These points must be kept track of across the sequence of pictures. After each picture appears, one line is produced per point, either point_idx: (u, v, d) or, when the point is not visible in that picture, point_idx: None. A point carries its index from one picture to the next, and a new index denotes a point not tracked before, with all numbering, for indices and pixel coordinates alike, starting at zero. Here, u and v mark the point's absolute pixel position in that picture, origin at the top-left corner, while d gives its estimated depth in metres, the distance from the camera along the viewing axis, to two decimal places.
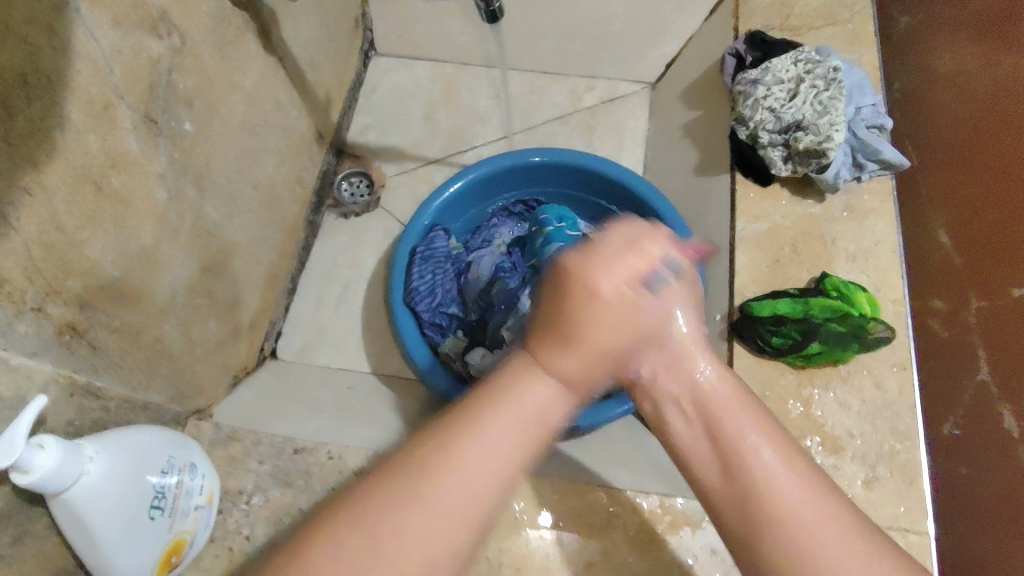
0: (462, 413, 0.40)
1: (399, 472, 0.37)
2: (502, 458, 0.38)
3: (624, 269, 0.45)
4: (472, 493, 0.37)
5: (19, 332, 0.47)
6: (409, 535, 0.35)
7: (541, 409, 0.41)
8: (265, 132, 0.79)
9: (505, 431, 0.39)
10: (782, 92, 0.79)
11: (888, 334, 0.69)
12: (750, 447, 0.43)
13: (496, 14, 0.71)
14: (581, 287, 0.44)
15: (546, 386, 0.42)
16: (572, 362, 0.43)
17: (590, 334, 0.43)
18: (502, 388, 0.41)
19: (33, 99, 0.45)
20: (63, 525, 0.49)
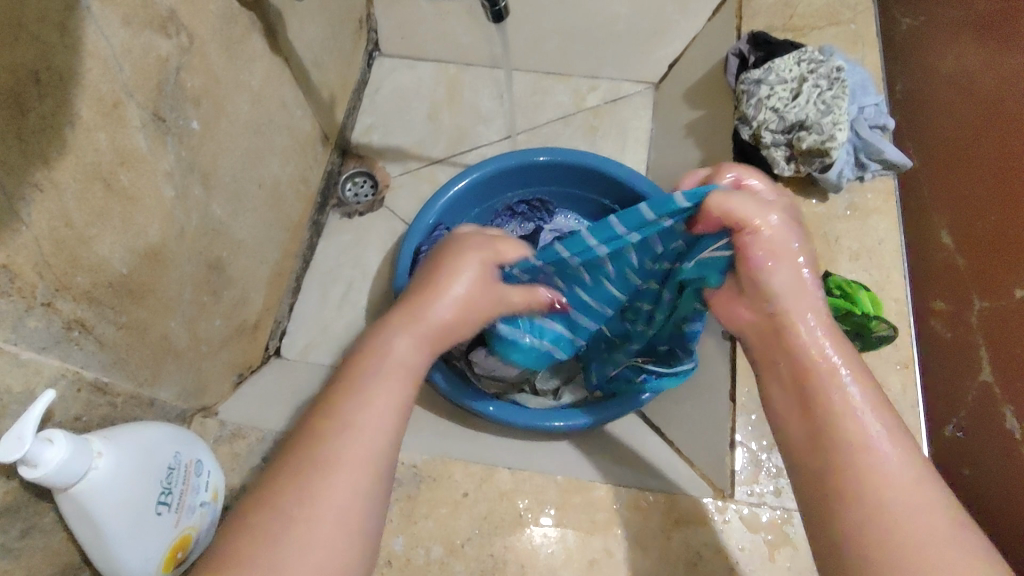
0: (341, 388, 0.48)
1: (292, 452, 0.45)
2: (383, 410, 0.47)
3: (481, 257, 0.57)
4: (363, 443, 0.45)
5: (29, 327, 0.47)
6: (321, 494, 0.42)
7: (406, 366, 0.50)
8: (270, 131, 0.80)
9: (380, 392, 0.48)
10: (785, 92, 0.79)
11: (892, 333, 0.68)
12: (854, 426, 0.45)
13: (502, 13, 0.71)
14: (443, 267, 0.56)
15: (403, 344, 0.51)
16: (422, 333, 0.52)
17: (434, 305, 0.53)
18: (368, 364, 0.49)
19: (45, 96, 0.46)
20: (73, 521, 0.49)
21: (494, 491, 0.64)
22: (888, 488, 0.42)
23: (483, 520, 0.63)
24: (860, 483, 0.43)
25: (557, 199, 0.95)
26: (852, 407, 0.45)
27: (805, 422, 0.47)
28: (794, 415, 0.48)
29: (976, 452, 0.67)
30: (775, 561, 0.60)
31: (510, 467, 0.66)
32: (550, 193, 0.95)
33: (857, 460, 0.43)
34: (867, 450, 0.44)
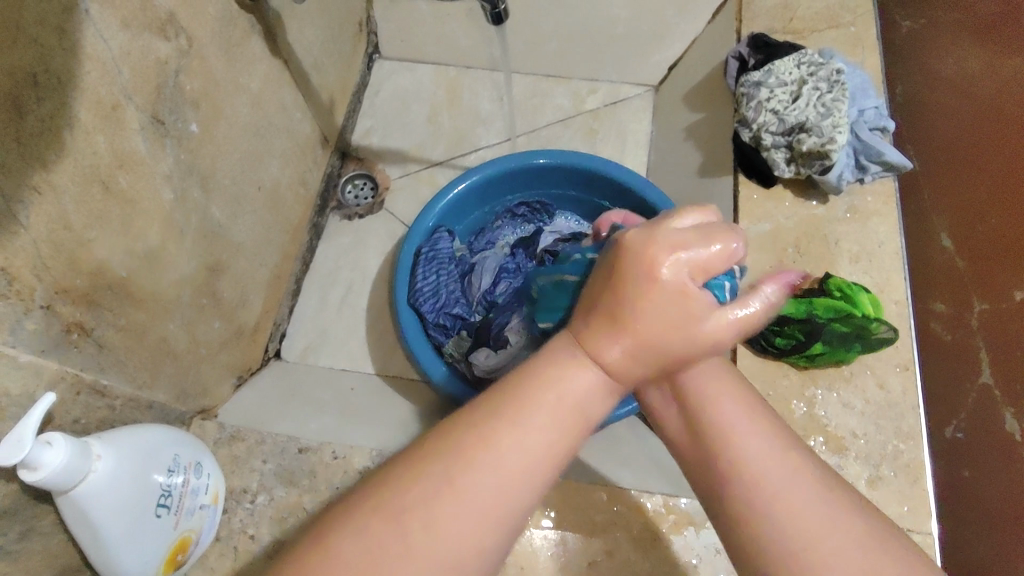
0: (497, 400, 0.40)
1: (426, 458, 0.38)
2: (537, 448, 0.38)
3: (689, 257, 0.40)
4: (507, 484, 0.38)
5: (28, 329, 0.47)
6: (444, 523, 0.36)
7: (580, 399, 0.40)
8: (269, 134, 0.80)
9: (536, 420, 0.39)
10: (785, 94, 0.79)
11: (892, 335, 0.69)
12: (725, 416, 0.42)
13: (502, 16, 0.71)
14: (635, 265, 0.40)
15: (589, 378, 0.40)
16: (625, 349, 0.40)
17: (635, 323, 0.39)
18: (541, 375, 0.40)
19: (43, 99, 0.46)
20: (71, 524, 0.49)
21: None
22: (771, 480, 0.39)
23: None
24: (735, 472, 0.40)
25: (557, 203, 0.96)
26: (715, 404, 0.42)
27: (680, 411, 0.44)
28: (672, 413, 0.45)
29: (976, 455, 0.67)
30: None
31: None
32: (551, 197, 0.95)
33: (729, 442, 0.41)
34: (729, 444, 0.41)
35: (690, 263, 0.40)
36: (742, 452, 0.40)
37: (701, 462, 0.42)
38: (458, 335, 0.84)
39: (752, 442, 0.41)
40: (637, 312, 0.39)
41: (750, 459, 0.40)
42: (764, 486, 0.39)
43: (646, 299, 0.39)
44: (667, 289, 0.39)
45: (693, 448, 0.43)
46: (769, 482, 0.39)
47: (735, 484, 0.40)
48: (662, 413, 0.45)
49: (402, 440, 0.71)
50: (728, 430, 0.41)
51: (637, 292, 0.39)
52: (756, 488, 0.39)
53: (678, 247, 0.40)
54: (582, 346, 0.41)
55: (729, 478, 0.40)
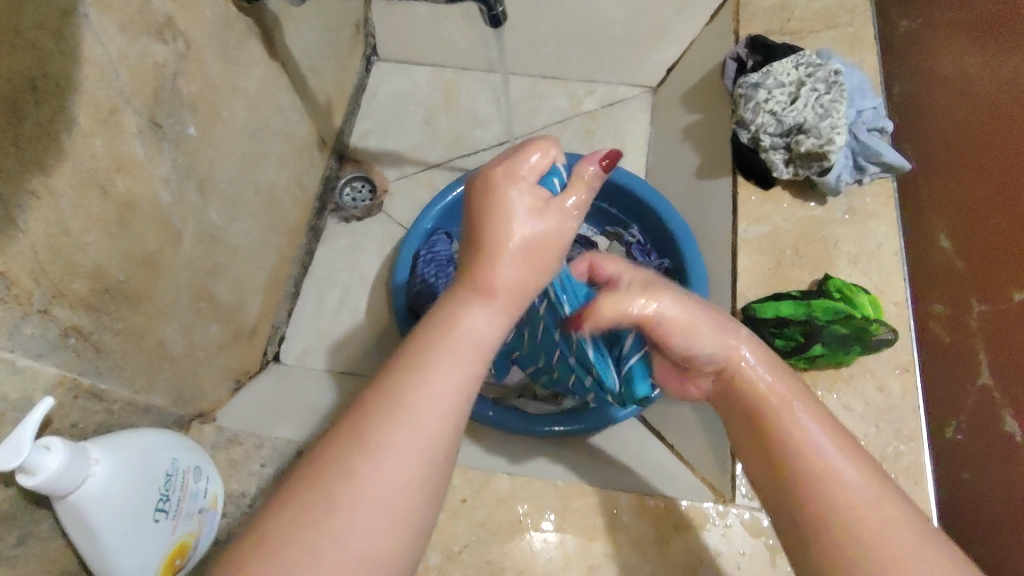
0: (403, 360, 0.42)
1: (345, 426, 0.40)
2: (444, 384, 0.41)
3: (522, 170, 0.47)
4: (423, 424, 0.39)
5: (25, 334, 0.47)
6: (364, 480, 0.38)
7: (478, 331, 0.43)
8: (267, 137, 0.79)
9: (442, 365, 0.41)
10: (782, 95, 0.79)
11: (890, 337, 0.68)
12: (811, 453, 0.44)
13: (499, 19, 0.71)
14: (484, 198, 0.46)
15: (475, 312, 0.43)
16: (507, 265, 0.44)
17: (497, 242, 0.44)
18: (439, 324, 0.43)
19: (41, 104, 0.46)
20: (68, 528, 0.49)
21: (492, 496, 0.64)
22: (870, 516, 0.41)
23: (481, 526, 0.63)
24: (835, 504, 0.42)
25: None
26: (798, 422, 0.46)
27: (760, 448, 0.47)
28: (751, 452, 0.48)
29: (977, 457, 0.67)
30: (776, 567, 0.60)
31: (509, 472, 0.66)
32: None
33: (830, 480, 0.43)
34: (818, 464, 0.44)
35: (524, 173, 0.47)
36: (833, 477, 0.43)
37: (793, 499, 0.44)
38: None
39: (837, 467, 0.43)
40: (496, 232, 0.45)
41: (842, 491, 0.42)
42: (862, 517, 0.41)
43: (492, 204, 0.45)
44: (512, 201, 0.45)
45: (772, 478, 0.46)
46: (875, 514, 0.41)
47: (836, 515, 0.42)
48: (742, 437, 0.49)
49: None
50: (809, 461, 0.44)
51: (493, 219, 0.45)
52: (850, 515, 0.41)
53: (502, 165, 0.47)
54: (466, 283, 0.45)
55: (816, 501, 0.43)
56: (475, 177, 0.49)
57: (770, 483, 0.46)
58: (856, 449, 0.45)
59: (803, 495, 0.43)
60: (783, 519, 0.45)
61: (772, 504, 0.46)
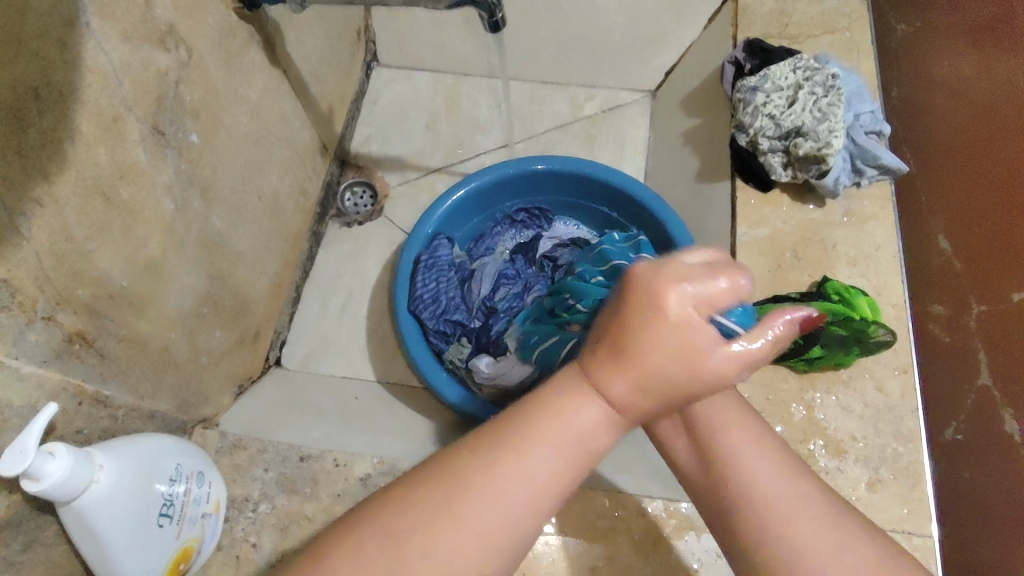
0: (505, 432, 0.43)
1: (426, 486, 0.42)
2: (535, 475, 0.41)
3: (703, 290, 0.39)
4: (504, 509, 0.41)
5: (30, 341, 0.47)
6: (460, 528, 0.40)
7: (587, 425, 0.42)
8: (269, 143, 0.80)
9: (542, 441, 0.42)
10: (781, 99, 0.80)
11: (888, 339, 0.69)
12: (745, 463, 0.46)
13: (498, 24, 0.71)
14: (644, 306, 0.39)
15: (589, 411, 0.42)
16: (625, 382, 0.40)
17: (636, 354, 0.39)
18: (548, 406, 0.42)
19: (45, 112, 0.46)
20: (74, 533, 0.49)
21: None
22: (776, 503, 0.44)
23: None
24: (747, 499, 0.45)
25: (556, 207, 0.96)
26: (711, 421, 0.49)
27: (687, 445, 0.50)
28: (679, 439, 0.51)
29: (979, 457, 0.67)
30: None
31: None
32: (549, 203, 0.95)
33: (740, 478, 0.46)
34: (727, 461, 0.47)
35: (694, 293, 0.39)
36: (736, 475, 0.46)
37: (721, 495, 0.46)
38: (459, 342, 0.85)
39: (760, 469, 0.46)
40: (636, 358, 0.39)
41: (767, 490, 0.44)
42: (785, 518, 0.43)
43: (654, 341, 0.39)
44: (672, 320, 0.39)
45: (702, 473, 0.48)
46: (780, 503, 0.44)
47: (754, 505, 0.44)
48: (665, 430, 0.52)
49: (402, 447, 0.71)
50: (737, 470, 0.46)
51: (656, 339, 0.39)
52: (777, 515, 0.43)
53: (677, 282, 0.39)
54: (586, 380, 0.42)
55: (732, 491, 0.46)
56: (637, 264, 0.42)
57: (700, 479, 0.49)
58: (777, 450, 0.47)
59: (731, 492, 0.46)
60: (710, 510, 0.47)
61: (698, 493, 0.49)
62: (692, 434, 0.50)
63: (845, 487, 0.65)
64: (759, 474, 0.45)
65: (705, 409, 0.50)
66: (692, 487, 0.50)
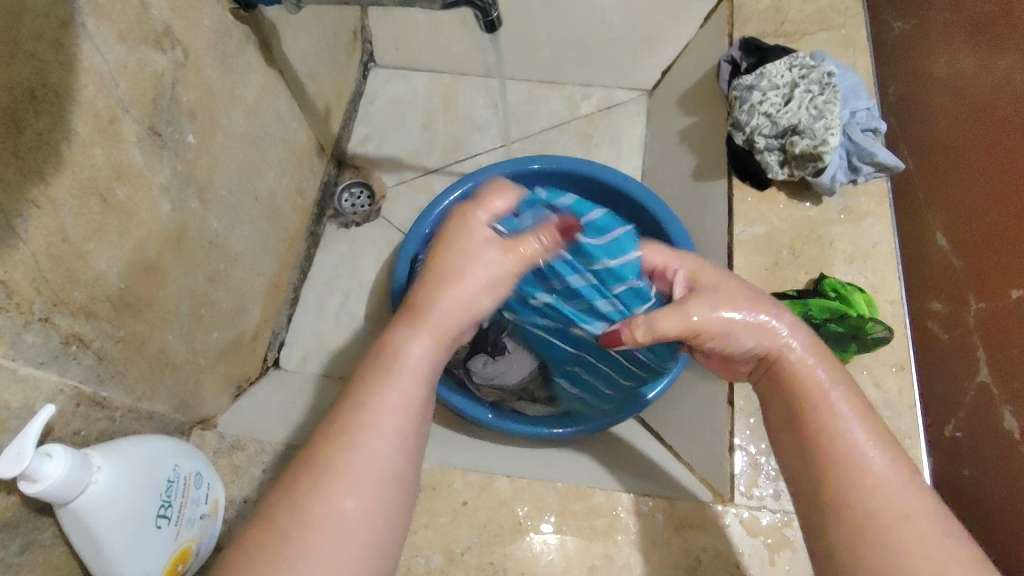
0: (358, 391, 0.44)
1: (301, 460, 0.42)
2: (395, 415, 0.43)
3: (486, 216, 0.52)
4: (379, 451, 0.42)
5: (27, 342, 0.47)
6: (331, 502, 0.40)
7: (419, 362, 0.46)
8: (265, 143, 0.80)
9: (387, 396, 0.44)
10: (777, 97, 0.80)
11: (887, 334, 0.69)
12: (845, 439, 0.44)
13: (494, 24, 0.71)
14: (449, 239, 0.51)
15: (417, 345, 0.46)
16: (447, 307, 0.48)
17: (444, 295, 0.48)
18: (384, 356, 0.46)
19: (41, 113, 0.46)
20: (71, 534, 0.49)
21: (492, 499, 0.64)
22: (882, 504, 0.41)
23: (483, 528, 0.63)
24: (856, 492, 0.42)
25: None
26: (829, 403, 0.46)
27: (796, 433, 0.47)
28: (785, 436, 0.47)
29: (978, 453, 0.67)
30: (775, 566, 0.60)
31: (509, 474, 0.66)
32: None
33: (852, 471, 0.43)
34: (847, 450, 0.43)
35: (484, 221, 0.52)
36: (854, 468, 0.43)
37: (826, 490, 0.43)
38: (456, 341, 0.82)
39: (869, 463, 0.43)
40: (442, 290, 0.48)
41: (861, 464, 0.43)
42: (882, 500, 0.41)
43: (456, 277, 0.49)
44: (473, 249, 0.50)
45: (804, 464, 0.45)
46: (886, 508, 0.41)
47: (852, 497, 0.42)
48: (777, 421, 0.49)
49: None
50: (851, 459, 0.43)
51: (457, 270, 0.49)
52: (870, 500, 0.41)
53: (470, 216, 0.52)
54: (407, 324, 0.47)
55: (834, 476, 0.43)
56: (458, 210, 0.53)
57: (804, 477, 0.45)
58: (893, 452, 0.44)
59: (830, 479, 0.43)
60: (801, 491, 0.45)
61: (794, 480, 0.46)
62: (800, 421, 0.46)
63: None
64: (873, 470, 0.43)
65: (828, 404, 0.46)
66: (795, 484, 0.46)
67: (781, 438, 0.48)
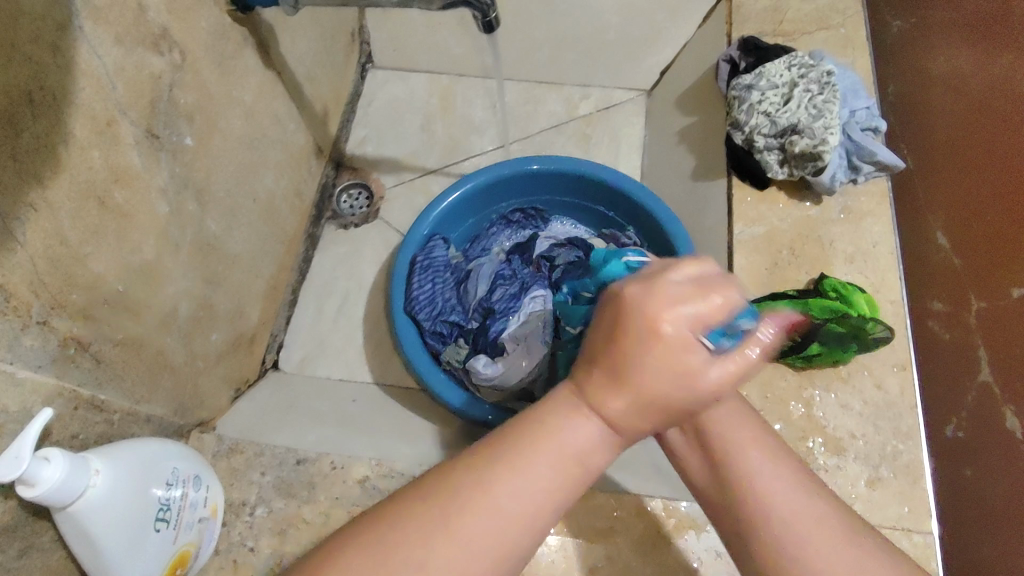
0: (503, 455, 0.40)
1: (413, 506, 0.39)
2: (529, 503, 0.39)
3: (691, 306, 0.37)
4: (498, 533, 0.38)
5: (25, 346, 0.47)
6: (432, 568, 0.37)
7: (579, 450, 0.40)
8: (264, 145, 0.80)
9: (531, 474, 0.39)
10: (776, 96, 0.80)
11: (888, 335, 0.69)
12: (741, 451, 0.46)
13: (493, 24, 0.71)
14: (636, 324, 0.38)
15: (588, 429, 0.40)
16: (627, 405, 0.39)
17: (634, 376, 0.38)
18: (542, 427, 0.40)
19: (38, 116, 0.46)
20: (69, 539, 0.49)
21: None
22: (777, 502, 0.43)
23: None
24: (753, 497, 0.44)
25: (555, 208, 0.95)
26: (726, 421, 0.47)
27: (702, 456, 0.48)
28: (694, 456, 0.49)
29: (980, 453, 0.67)
30: None
31: None
32: (548, 203, 0.95)
33: (747, 477, 0.45)
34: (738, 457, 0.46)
35: (692, 304, 0.38)
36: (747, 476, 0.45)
37: (730, 497, 0.45)
38: (456, 343, 0.85)
39: (762, 466, 0.45)
40: (635, 374, 0.38)
41: (754, 467, 0.45)
42: (778, 503, 0.43)
43: (647, 362, 0.37)
44: (665, 346, 0.37)
45: (715, 484, 0.47)
46: (784, 508, 0.43)
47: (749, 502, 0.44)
48: (683, 446, 0.49)
49: (399, 449, 0.71)
50: (742, 463, 0.46)
51: (642, 360, 0.37)
52: (769, 501, 0.43)
53: (669, 298, 0.38)
54: (581, 397, 0.40)
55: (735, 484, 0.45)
56: (628, 284, 0.40)
57: (715, 492, 0.47)
58: (782, 451, 0.46)
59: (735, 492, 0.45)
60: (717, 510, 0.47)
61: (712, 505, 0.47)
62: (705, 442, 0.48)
63: (845, 485, 0.65)
64: (763, 472, 0.45)
65: (722, 422, 0.47)
66: (704, 495, 0.48)
67: (689, 462, 0.49)
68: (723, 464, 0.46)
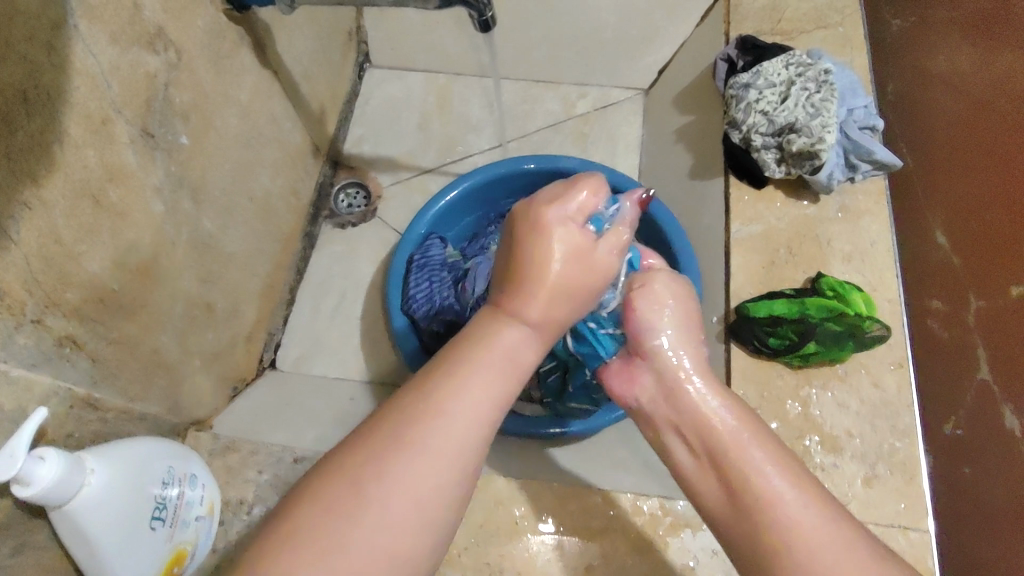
0: (446, 366, 0.43)
1: (371, 428, 0.40)
2: (478, 403, 0.42)
3: (573, 205, 0.48)
4: (452, 434, 0.40)
5: (18, 344, 0.47)
6: (396, 475, 0.38)
7: (511, 348, 0.44)
8: (260, 145, 0.80)
9: (476, 377, 0.42)
10: (774, 95, 0.79)
11: (883, 334, 0.69)
12: (758, 474, 0.46)
13: (489, 23, 0.71)
14: (530, 225, 0.47)
15: (511, 329, 0.45)
16: (539, 300, 0.46)
17: (536, 268, 0.46)
18: (473, 337, 0.45)
19: (33, 115, 0.46)
20: (64, 537, 0.49)
21: (490, 500, 0.64)
22: (800, 523, 0.43)
23: (479, 529, 0.63)
24: (774, 521, 0.43)
25: None
26: (739, 440, 0.48)
27: (716, 478, 0.48)
28: (706, 478, 0.49)
29: (979, 453, 0.67)
30: None
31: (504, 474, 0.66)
32: None
33: (766, 498, 0.44)
34: (755, 478, 0.45)
35: (575, 210, 0.48)
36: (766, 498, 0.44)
37: (750, 524, 0.45)
38: (452, 342, 0.83)
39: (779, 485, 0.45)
40: (535, 265, 0.46)
41: (770, 487, 0.45)
42: (800, 524, 0.43)
43: (543, 251, 0.46)
44: (557, 237, 0.47)
45: (729, 508, 0.46)
46: (805, 527, 0.42)
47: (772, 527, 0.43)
48: (695, 470, 0.49)
49: None
50: (760, 483, 0.45)
51: (539, 251, 0.46)
52: (791, 526, 0.43)
53: (552, 205, 0.48)
54: (503, 307, 0.46)
55: (752, 506, 0.45)
56: (517, 207, 0.51)
57: (726, 512, 0.47)
58: (795, 467, 0.46)
59: (754, 515, 0.44)
60: (732, 534, 0.46)
61: (723, 528, 0.46)
62: (717, 463, 0.48)
63: (841, 484, 0.65)
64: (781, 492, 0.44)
65: (734, 441, 0.48)
66: (714, 518, 0.47)
67: (700, 485, 0.49)
68: (741, 488, 0.46)
